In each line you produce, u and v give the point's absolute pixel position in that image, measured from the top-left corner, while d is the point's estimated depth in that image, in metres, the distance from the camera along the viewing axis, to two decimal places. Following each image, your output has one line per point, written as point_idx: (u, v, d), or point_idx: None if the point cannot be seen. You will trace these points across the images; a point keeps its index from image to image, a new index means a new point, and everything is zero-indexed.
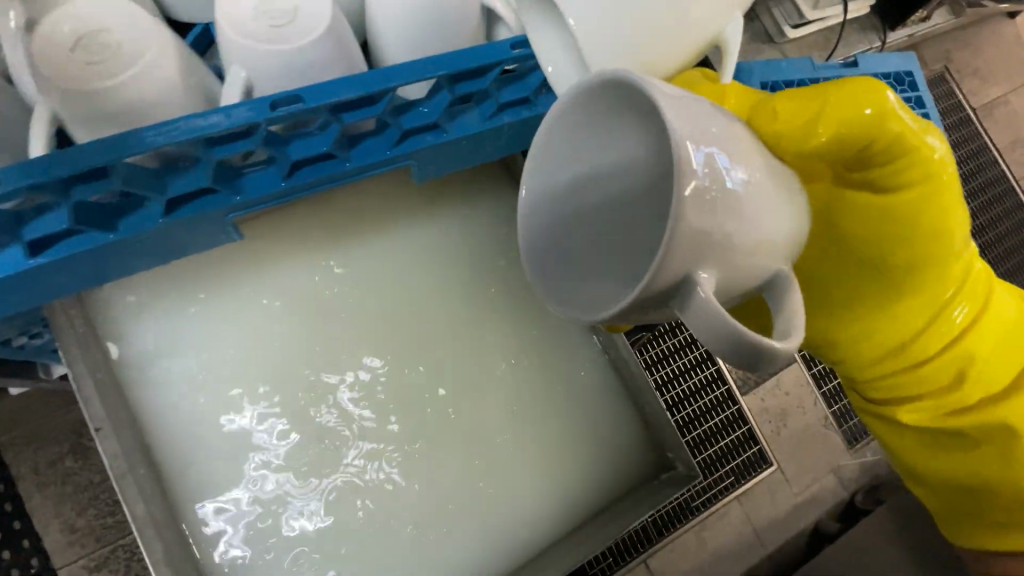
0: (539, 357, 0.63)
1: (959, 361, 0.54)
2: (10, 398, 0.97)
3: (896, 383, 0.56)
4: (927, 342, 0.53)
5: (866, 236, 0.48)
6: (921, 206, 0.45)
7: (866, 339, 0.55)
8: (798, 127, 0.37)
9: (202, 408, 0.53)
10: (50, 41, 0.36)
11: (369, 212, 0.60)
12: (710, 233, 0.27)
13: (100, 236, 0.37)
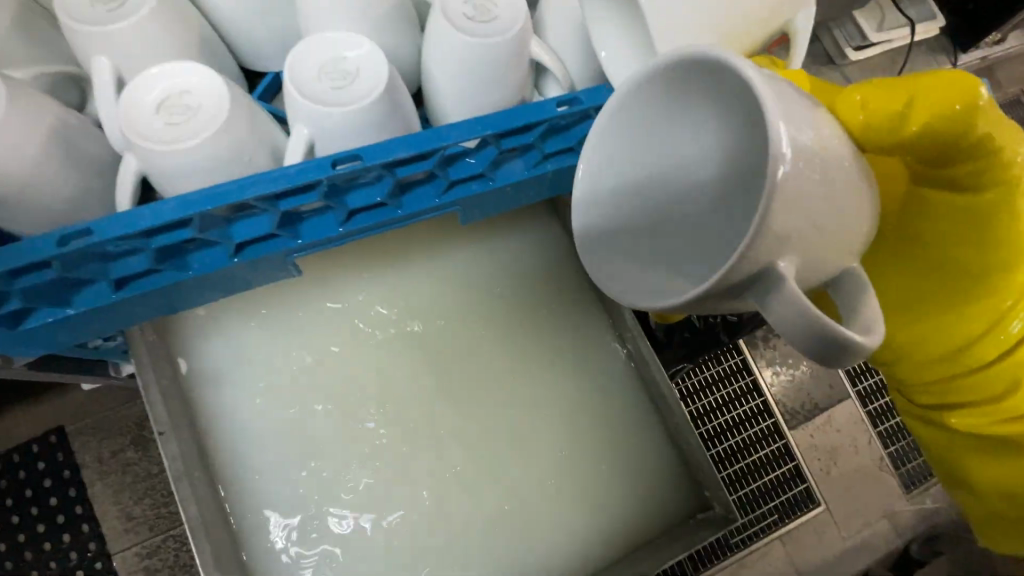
0: (573, 386, 0.63)
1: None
2: (81, 390, 1.05)
3: (955, 392, 0.54)
4: (983, 351, 0.52)
5: (937, 231, 0.50)
6: (993, 208, 0.47)
7: (920, 338, 0.54)
8: (888, 116, 0.39)
9: (256, 418, 0.57)
10: (137, 107, 0.38)
11: (418, 239, 0.63)
12: (795, 217, 0.28)
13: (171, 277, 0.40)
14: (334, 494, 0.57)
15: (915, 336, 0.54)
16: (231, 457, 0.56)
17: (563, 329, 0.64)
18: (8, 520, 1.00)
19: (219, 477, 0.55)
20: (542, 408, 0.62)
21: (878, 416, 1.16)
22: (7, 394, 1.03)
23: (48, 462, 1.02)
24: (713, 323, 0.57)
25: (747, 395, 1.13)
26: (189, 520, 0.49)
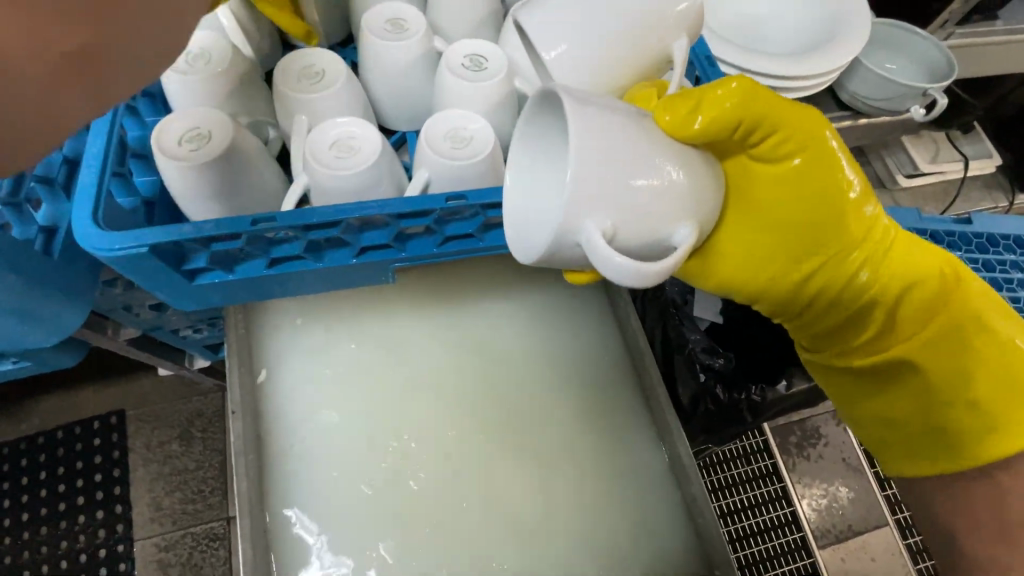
0: (595, 441, 0.66)
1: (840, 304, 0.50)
2: (150, 379, 1.16)
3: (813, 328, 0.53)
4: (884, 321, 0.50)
5: (784, 199, 0.45)
6: (816, 174, 0.44)
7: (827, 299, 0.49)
8: (687, 108, 0.36)
9: (305, 418, 0.64)
10: (315, 142, 0.43)
11: (475, 285, 0.72)
12: (597, 199, 0.32)
13: (265, 271, 0.37)
14: (359, 501, 0.62)
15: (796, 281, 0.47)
16: (279, 448, 0.63)
17: (595, 389, 0.68)
18: (54, 487, 1.08)
19: (265, 462, 0.62)
20: (566, 460, 0.65)
21: (919, 553, 1.09)
22: (88, 370, 1.16)
23: (103, 440, 1.11)
24: (737, 399, 0.59)
25: (775, 502, 1.10)
26: (238, 494, 0.57)
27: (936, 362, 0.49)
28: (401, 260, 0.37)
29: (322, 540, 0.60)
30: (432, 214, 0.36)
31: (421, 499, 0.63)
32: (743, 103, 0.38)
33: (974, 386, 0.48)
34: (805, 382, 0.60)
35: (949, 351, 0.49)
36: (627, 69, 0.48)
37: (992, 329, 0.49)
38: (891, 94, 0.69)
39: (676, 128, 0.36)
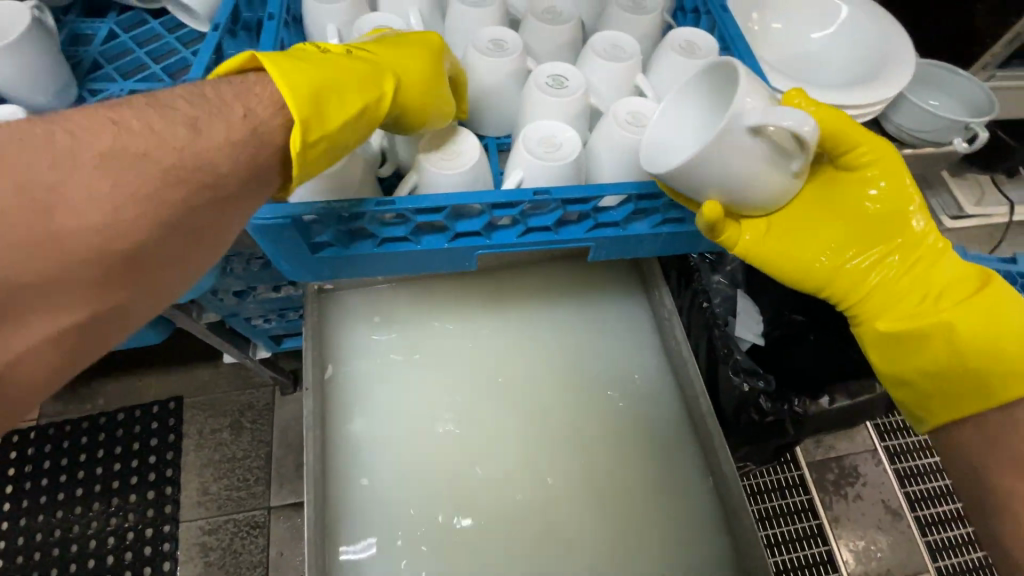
0: (635, 444, 0.69)
1: (1001, 365, 0.46)
2: (208, 370, 1.23)
3: (943, 399, 0.49)
4: (898, 299, 0.50)
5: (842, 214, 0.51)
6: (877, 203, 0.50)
7: (989, 351, 0.46)
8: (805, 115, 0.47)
9: (366, 400, 0.70)
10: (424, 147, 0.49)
11: (528, 290, 0.77)
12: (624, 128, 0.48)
13: (372, 247, 0.43)
14: (411, 482, 0.66)
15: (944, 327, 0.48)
16: (342, 427, 0.68)
17: (639, 396, 0.72)
18: (111, 466, 1.15)
19: (327, 438, 0.67)
20: (610, 462, 0.69)
21: None
22: (153, 358, 1.25)
23: (160, 424, 1.18)
24: (779, 408, 0.61)
25: (809, 540, 1.08)
26: (307, 462, 0.62)
27: (959, 341, 0.47)
28: (487, 246, 0.42)
29: (375, 516, 0.65)
30: (521, 206, 0.41)
31: (468, 486, 0.67)
32: (884, 188, 0.50)
33: (987, 358, 0.46)
34: (847, 399, 0.62)
35: (982, 327, 0.47)
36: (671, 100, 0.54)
37: (1012, 336, 0.46)
38: (936, 126, 0.72)
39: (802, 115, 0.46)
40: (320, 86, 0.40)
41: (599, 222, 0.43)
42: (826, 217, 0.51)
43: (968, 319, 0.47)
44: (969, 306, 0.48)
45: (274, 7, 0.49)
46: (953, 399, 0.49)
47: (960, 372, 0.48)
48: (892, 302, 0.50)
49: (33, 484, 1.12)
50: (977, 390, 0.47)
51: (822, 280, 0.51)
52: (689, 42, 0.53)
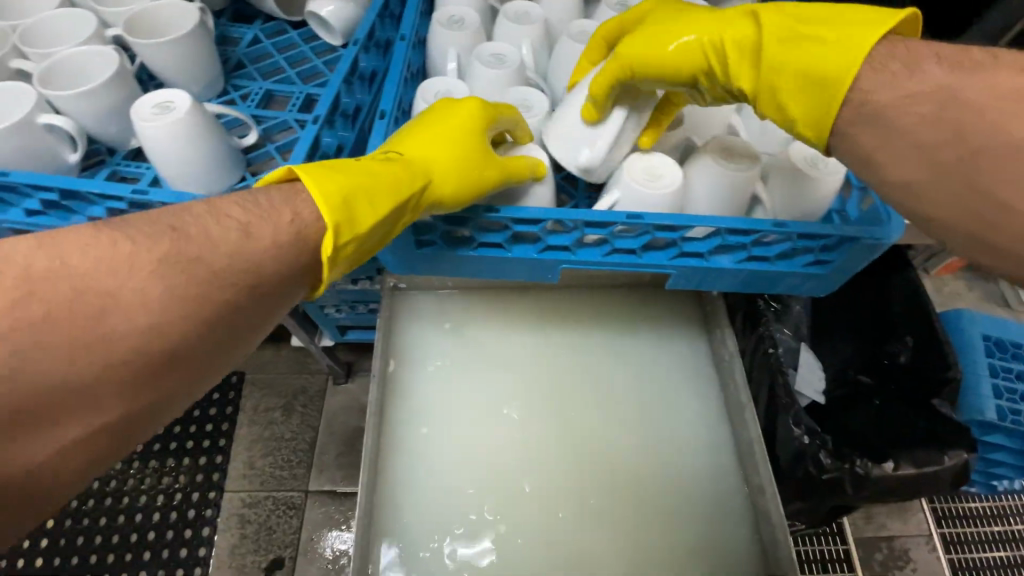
0: (681, 482, 0.69)
1: (837, 51, 0.41)
2: (269, 351, 1.31)
3: (823, 104, 0.42)
4: (755, 54, 0.46)
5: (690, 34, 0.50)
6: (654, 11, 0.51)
7: (847, 33, 0.41)
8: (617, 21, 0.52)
9: (423, 396, 0.73)
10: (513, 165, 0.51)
11: (590, 312, 0.79)
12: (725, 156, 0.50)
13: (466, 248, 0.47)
14: (456, 482, 0.69)
15: (779, 37, 0.44)
16: (397, 418, 0.72)
17: (689, 432, 0.71)
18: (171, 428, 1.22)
19: (384, 429, 0.71)
20: (652, 493, 0.68)
21: None
22: None
23: (220, 395, 1.26)
24: (839, 467, 0.59)
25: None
26: (365, 447, 0.66)
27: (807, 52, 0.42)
28: (572, 261, 0.45)
29: (418, 508, 0.67)
30: (611, 227, 0.43)
31: (509, 496, 0.68)
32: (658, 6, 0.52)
33: (832, 49, 0.41)
34: (912, 468, 0.61)
35: (809, 36, 0.43)
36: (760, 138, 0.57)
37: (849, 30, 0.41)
38: None
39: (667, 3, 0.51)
40: (353, 192, 0.41)
41: (683, 252, 0.44)
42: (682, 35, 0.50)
43: (788, 26, 0.44)
44: (803, 12, 0.44)
45: (407, 30, 0.55)
46: (831, 85, 0.42)
47: (818, 66, 0.42)
48: (752, 31, 0.46)
49: None
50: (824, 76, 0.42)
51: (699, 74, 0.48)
52: None
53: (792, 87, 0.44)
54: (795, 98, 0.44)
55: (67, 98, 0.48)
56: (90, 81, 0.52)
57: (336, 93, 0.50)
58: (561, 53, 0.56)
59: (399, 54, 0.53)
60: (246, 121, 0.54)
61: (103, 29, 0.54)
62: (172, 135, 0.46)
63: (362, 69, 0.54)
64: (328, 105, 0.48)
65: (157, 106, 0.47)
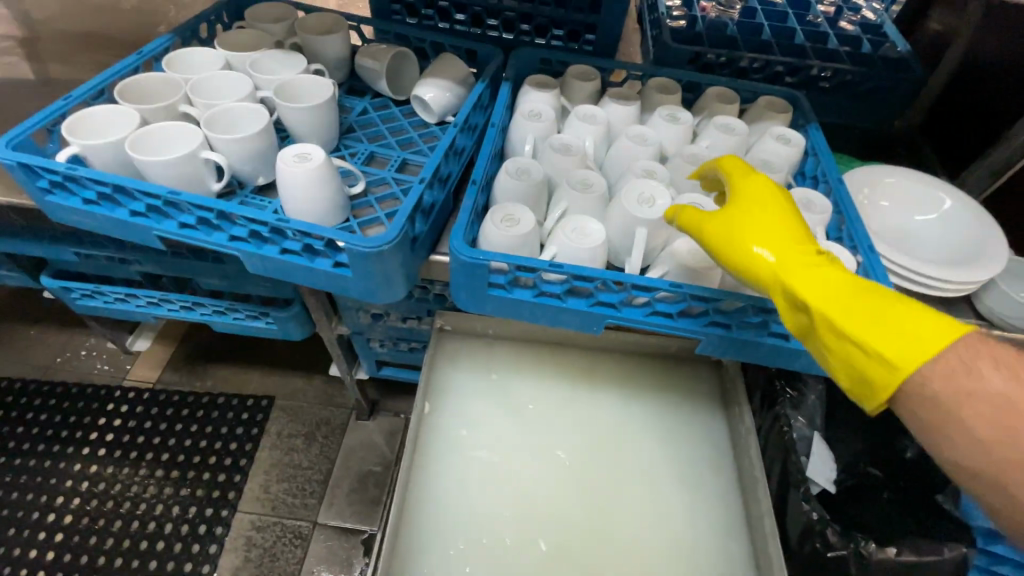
0: (690, 548, 0.72)
1: (901, 336, 0.42)
2: (301, 380, 1.38)
3: (868, 384, 0.44)
4: (822, 273, 0.47)
5: (773, 215, 0.52)
6: (771, 202, 0.53)
7: (905, 334, 0.42)
8: (751, 181, 0.56)
9: (455, 433, 0.79)
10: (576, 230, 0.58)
11: (614, 376, 0.86)
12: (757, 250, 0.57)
13: (527, 295, 0.54)
14: (475, 519, 0.73)
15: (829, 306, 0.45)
16: (431, 449, 0.78)
17: (702, 500, 0.75)
18: (198, 441, 1.28)
19: (414, 458, 0.77)
20: (663, 554, 0.71)
21: None
22: (260, 357, 1.41)
23: (249, 416, 1.32)
24: (845, 546, 0.62)
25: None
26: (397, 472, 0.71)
27: (862, 310, 0.44)
28: (619, 316, 0.53)
29: (441, 537, 0.71)
30: (655, 291, 0.52)
31: (525, 539, 0.72)
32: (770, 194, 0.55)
33: (887, 324, 0.42)
34: (913, 555, 0.63)
35: (874, 299, 0.44)
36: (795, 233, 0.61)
37: (912, 321, 0.42)
38: None
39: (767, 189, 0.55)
40: None
41: (713, 320, 0.52)
42: (767, 211, 0.53)
43: (847, 296, 0.45)
44: (852, 283, 0.46)
45: (497, 119, 0.67)
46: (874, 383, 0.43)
47: (873, 335, 0.43)
48: (796, 280, 0.47)
49: (131, 439, 1.27)
50: (882, 337, 0.42)
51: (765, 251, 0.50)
52: (808, 201, 0.61)
53: (846, 355, 0.44)
54: (840, 367, 0.45)
55: (222, 141, 0.60)
56: (239, 129, 0.65)
57: (436, 162, 0.61)
58: (620, 149, 0.67)
59: (490, 137, 0.65)
60: (356, 173, 0.65)
61: (255, 91, 0.68)
62: (307, 178, 0.57)
63: (456, 145, 0.67)
64: (430, 171, 0.60)
65: (296, 155, 0.59)
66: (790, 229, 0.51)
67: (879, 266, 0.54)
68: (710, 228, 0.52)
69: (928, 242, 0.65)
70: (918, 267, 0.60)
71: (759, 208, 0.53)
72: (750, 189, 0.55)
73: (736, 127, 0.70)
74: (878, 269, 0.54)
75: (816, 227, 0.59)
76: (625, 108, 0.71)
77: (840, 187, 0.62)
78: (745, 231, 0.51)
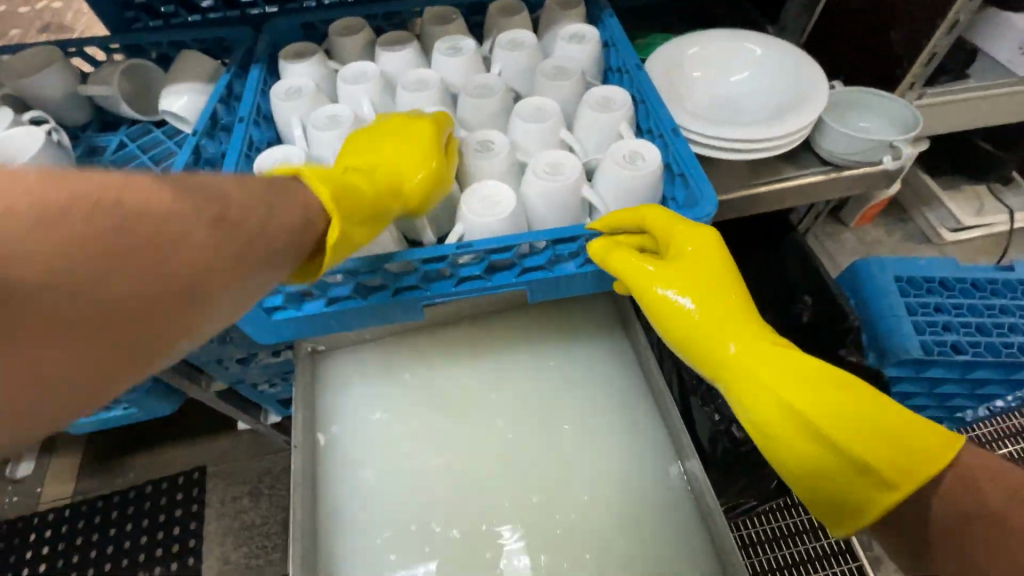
0: (621, 482, 0.68)
1: (882, 458, 0.40)
2: (226, 440, 1.25)
3: (849, 502, 0.42)
4: (781, 376, 0.43)
5: (712, 293, 0.46)
6: (707, 267, 0.46)
7: (892, 464, 0.40)
8: (681, 235, 0.47)
9: (355, 453, 0.72)
10: None
11: (505, 335, 0.81)
12: (554, 169, 0.49)
13: (318, 305, 0.47)
14: (399, 536, 0.67)
15: (813, 432, 0.42)
16: (333, 478, 0.70)
17: (622, 430, 0.72)
18: (122, 543, 1.13)
19: (318, 495, 0.69)
20: (597, 498, 0.68)
21: None
22: (174, 429, 1.26)
23: (185, 496, 1.18)
24: (751, 436, 0.64)
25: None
26: (292, 521, 0.63)
27: (838, 430, 0.41)
28: (426, 294, 0.46)
29: (368, 562, 0.65)
30: (448, 258, 0.46)
31: (454, 537, 0.66)
32: (700, 250, 0.47)
33: (860, 446, 0.40)
34: None
35: (840, 408, 0.41)
36: (602, 137, 0.54)
37: (885, 441, 0.40)
38: (860, 148, 0.58)
39: (703, 249, 0.47)
40: None
41: (521, 268, 0.47)
42: (710, 289, 0.47)
43: (832, 418, 0.41)
44: (835, 399, 0.41)
45: (244, 111, 0.56)
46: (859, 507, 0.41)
47: (852, 456, 0.40)
48: (756, 380, 0.43)
49: (56, 564, 1.11)
50: (855, 459, 0.40)
51: (710, 340, 0.46)
52: (606, 98, 0.54)
53: (819, 464, 0.42)
54: (812, 479, 0.43)
55: None
56: None
57: None
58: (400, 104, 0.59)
59: (237, 134, 0.54)
60: None
61: None
62: None
63: (209, 154, 0.55)
64: None
65: None
66: (732, 307, 0.46)
67: (685, 150, 0.50)
68: (653, 310, 0.48)
69: (756, 99, 0.60)
70: (750, 132, 0.55)
71: (716, 304, 0.46)
72: (688, 251, 0.47)
73: (523, 39, 0.62)
74: (683, 153, 0.49)
75: (619, 124, 0.53)
76: (398, 52, 0.61)
77: (637, 71, 0.56)
78: (695, 331, 0.46)
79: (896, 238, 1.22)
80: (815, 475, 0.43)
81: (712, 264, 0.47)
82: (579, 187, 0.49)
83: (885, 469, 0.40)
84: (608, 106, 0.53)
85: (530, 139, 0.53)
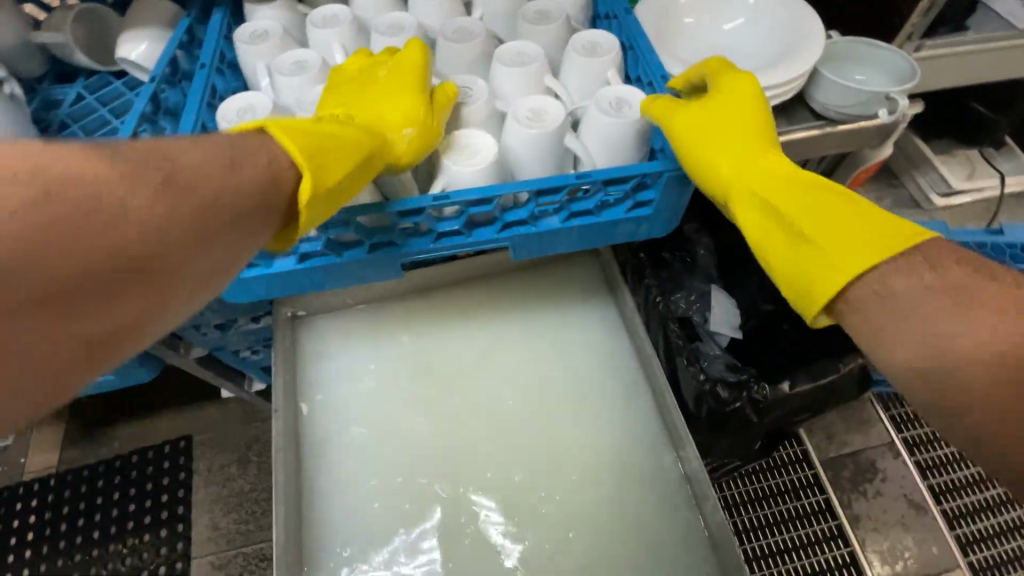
0: (607, 446, 0.69)
1: (842, 255, 0.38)
2: (211, 409, 1.24)
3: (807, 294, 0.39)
4: (777, 167, 0.43)
5: (731, 113, 0.46)
6: (733, 100, 0.47)
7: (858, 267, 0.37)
8: (728, 83, 0.48)
9: (337, 418, 0.71)
10: None
11: (489, 299, 0.79)
12: (535, 114, 0.47)
13: (291, 263, 0.45)
14: (384, 501, 0.66)
15: (790, 210, 0.41)
16: (316, 444, 0.69)
17: (609, 395, 0.71)
18: (110, 511, 1.12)
19: (301, 461, 0.68)
20: (583, 461, 0.68)
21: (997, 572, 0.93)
22: (158, 399, 1.24)
23: (171, 464, 1.18)
24: (738, 396, 0.62)
25: (841, 571, 0.92)
26: (276, 486, 0.62)
27: (814, 217, 0.40)
28: (403, 251, 0.45)
29: (353, 525, 0.65)
30: (424, 212, 0.43)
31: (440, 500, 0.66)
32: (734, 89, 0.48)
33: (829, 228, 0.39)
34: (808, 382, 0.63)
35: (822, 212, 0.40)
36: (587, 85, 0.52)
37: (853, 247, 0.38)
38: (856, 100, 0.56)
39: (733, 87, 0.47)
40: None
41: (503, 222, 0.45)
42: (729, 116, 0.46)
43: (809, 199, 0.41)
44: (824, 205, 0.40)
45: (206, 58, 0.53)
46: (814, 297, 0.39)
47: (816, 239, 0.39)
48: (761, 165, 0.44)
49: (43, 533, 1.10)
50: (825, 250, 0.39)
51: (713, 168, 0.45)
52: (591, 43, 0.52)
53: (792, 258, 0.41)
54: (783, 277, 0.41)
55: None
56: None
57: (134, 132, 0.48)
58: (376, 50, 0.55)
59: (197, 81, 0.51)
60: None
61: None
62: None
63: (168, 104, 0.53)
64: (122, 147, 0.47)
65: None
66: (749, 134, 0.46)
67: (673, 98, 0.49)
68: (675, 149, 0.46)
69: (748, 49, 0.57)
70: None
71: (736, 138, 0.45)
72: (727, 84, 0.47)
73: None
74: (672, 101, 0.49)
75: (606, 71, 0.51)
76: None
77: (625, 16, 0.54)
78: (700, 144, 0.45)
79: (886, 203, 1.21)
80: (789, 277, 0.41)
81: (744, 96, 0.47)
82: (562, 134, 0.47)
83: (846, 263, 0.37)
84: (592, 52, 0.51)
85: (512, 86, 0.51)
